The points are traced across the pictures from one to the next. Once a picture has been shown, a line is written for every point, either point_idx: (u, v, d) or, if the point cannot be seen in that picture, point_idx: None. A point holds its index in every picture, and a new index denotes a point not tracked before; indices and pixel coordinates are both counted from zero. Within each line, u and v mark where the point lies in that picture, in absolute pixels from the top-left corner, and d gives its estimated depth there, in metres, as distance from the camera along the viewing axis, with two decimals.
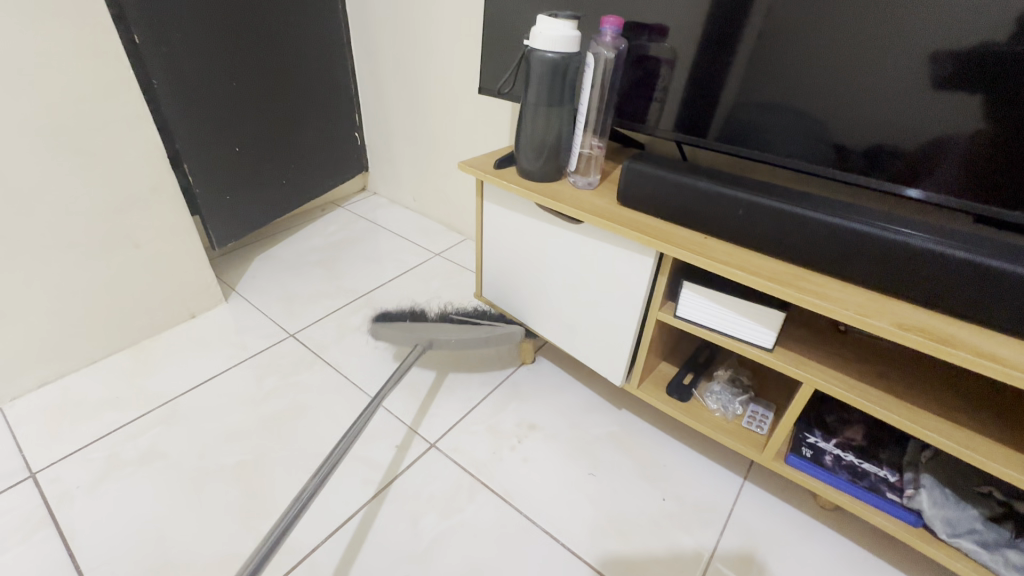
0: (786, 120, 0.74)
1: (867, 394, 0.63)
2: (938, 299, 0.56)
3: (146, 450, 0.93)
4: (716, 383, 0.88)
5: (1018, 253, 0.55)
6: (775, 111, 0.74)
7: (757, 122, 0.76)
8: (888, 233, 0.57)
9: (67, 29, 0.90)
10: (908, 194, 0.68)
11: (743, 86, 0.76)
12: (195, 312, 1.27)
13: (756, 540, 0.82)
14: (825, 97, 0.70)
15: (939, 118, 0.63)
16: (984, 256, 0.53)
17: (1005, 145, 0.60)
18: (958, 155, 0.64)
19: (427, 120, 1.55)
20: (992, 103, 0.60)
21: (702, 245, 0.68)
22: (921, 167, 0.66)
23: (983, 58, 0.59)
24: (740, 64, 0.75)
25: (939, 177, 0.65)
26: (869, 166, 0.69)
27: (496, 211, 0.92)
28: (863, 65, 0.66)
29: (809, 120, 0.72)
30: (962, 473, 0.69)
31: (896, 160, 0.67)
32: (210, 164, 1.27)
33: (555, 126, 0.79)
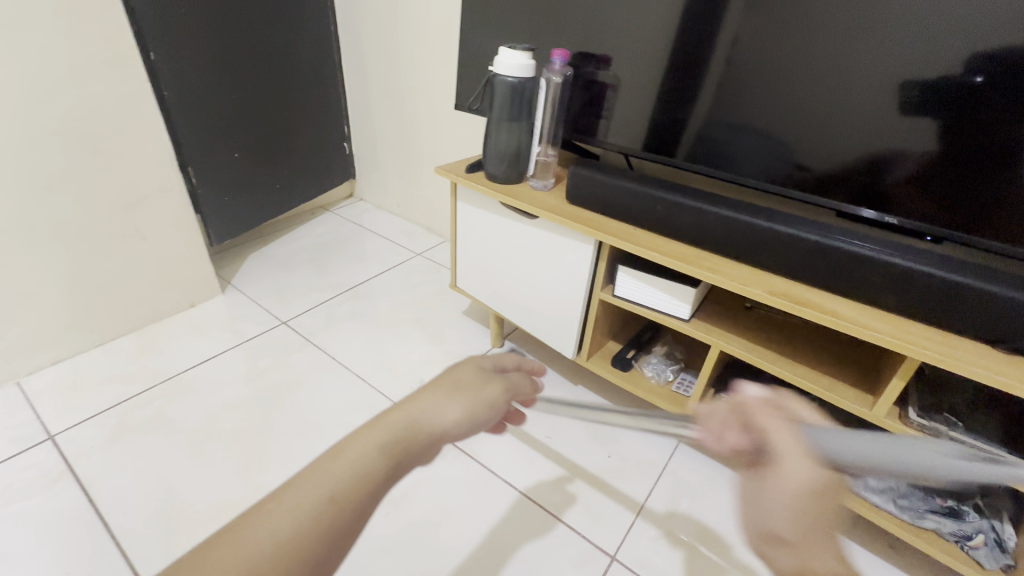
0: (763, 148, 0.88)
1: (758, 353, 0.79)
2: (801, 272, 0.72)
3: (154, 417, 1.04)
4: (653, 356, 1.03)
5: (886, 242, 0.70)
6: (752, 142, 0.88)
7: (734, 150, 0.91)
8: (768, 223, 0.74)
9: (95, 46, 1.03)
10: (865, 214, 0.81)
11: (718, 119, 0.90)
12: (194, 302, 1.38)
13: (685, 488, 0.97)
14: (792, 121, 0.84)
15: (894, 147, 0.77)
16: (851, 244, 0.69)
17: (939, 169, 0.75)
18: (903, 177, 0.78)
19: (411, 131, 1.70)
20: (936, 134, 0.74)
21: (630, 234, 0.84)
22: (875, 188, 0.80)
23: (933, 98, 0.73)
24: (707, 99, 0.90)
25: (888, 197, 0.80)
26: (833, 188, 0.84)
27: (468, 209, 1.07)
28: (828, 96, 0.80)
29: (784, 149, 0.86)
30: (841, 421, 0.85)
31: (853, 183, 0.82)
32: (210, 167, 1.40)
33: (516, 138, 0.95)
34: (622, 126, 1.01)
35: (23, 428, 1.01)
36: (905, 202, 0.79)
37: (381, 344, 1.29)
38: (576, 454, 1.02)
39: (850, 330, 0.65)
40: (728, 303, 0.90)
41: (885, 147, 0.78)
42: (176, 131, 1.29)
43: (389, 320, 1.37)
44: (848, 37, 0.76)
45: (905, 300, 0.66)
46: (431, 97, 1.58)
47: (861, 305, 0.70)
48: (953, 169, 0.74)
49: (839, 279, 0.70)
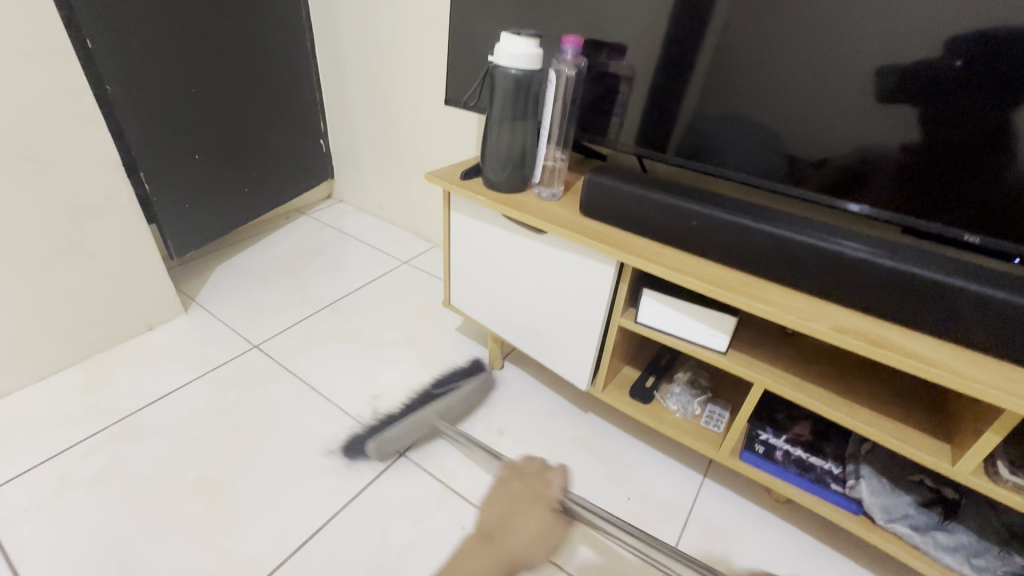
0: (744, 134, 0.77)
1: (812, 393, 0.68)
2: (867, 302, 0.61)
3: (103, 469, 0.90)
4: (676, 385, 0.92)
5: (967, 266, 0.59)
6: (732, 126, 0.78)
7: (713, 137, 0.80)
8: (825, 244, 0.62)
9: (17, 33, 0.87)
10: (852, 208, 0.72)
11: (700, 102, 0.79)
12: (152, 324, 1.23)
13: (715, 534, 0.86)
14: (784, 114, 0.74)
15: (878, 131, 0.68)
16: (932, 269, 0.58)
17: (935, 160, 0.66)
18: (893, 169, 0.69)
19: (394, 128, 1.55)
20: (926, 118, 0.65)
21: (659, 254, 0.72)
22: (863, 182, 0.71)
23: (925, 77, 0.64)
24: (694, 82, 0.79)
25: (878, 193, 0.71)
26: (818, 179, 0.74)
27: (463, 221, 0.94)
28: (819, 84, 0.70)
29: (766, 134, 0.76)
30: (897, 464, 0.75)
31: (841, 175, 0.72)
32: (168, 171, 1.24)
33: (520, 140, 0.82)
34: (634, 124, 0.87)
35: None
36: (953, 210, 0.67)
37: (367, 368, 1.15)
38: (591, 498, 0.90)
39: (938, 377, 0.54)
40: (766, 330, 0.79)
41: (882, 142, 0.69)
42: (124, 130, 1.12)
43: (375, 340, 1.23)
44: (830, 16, 0.67)
45: (998, 337, 0.55)
46: (418, 90, 1.43)
47: (942, 343, 0.58)
48: (952, 160, 0.65)
49: (914, 312, 0.59)
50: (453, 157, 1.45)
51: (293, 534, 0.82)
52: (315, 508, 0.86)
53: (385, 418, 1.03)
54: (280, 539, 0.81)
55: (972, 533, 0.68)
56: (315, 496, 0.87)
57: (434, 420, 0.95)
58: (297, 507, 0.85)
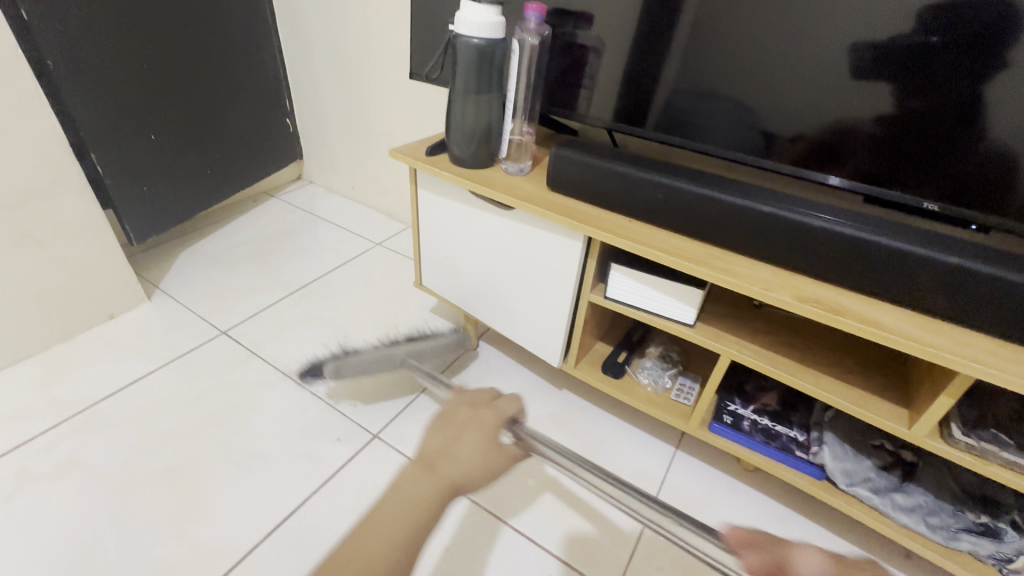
0: (721, 109, 0.76)
1: (778, 363, 0.69)
2: (829, 272, 0.62)
3: (64, 461, 0.87)
4: (647, 360, 0.92)
5: (927, 234, 0.60)
6: (710, 101, 0.77)
7: (691, 112, 0.79)
8: (789, 214, 0.62)
9: None
10: (830, 182, 0.72)
11: (678, 76, 0.77)
12: (114, 312, 1.19)
13: (686, 504, 0.88)
14: (755, 86, 0.73)
15: (852, 105, 0.68)
16: (893, 238, 0.58)
17: (909, 133, 0.66)
18: (867, 143, 0.69)
19: (363, 105, 1.50)
20: (900, 92, 0.65)
21: (627, 228, 0.71)
22: (839, 155, 0.71)
23: (899, 51, 0.63)
24: (671, 55, 0.77)
25: (855, 165, 0.70)
26: (795, 154, 0.73)
27: (431, 198, 0.92)
28: (786, 52, 0.69)
29: (743, 109, 0.75)
30: (859, 430, 0.77)
31: (817, 149, 0.72)
32: (122, 153, 1.18)
33: (486, 114, 0.80)
34: (603, 97, 0.85)
35: None
36: (921, 182, 0.67)
37: (340, 351, 1.13)
38: (564, 473, 0.91)
39: (895, 343, 0.55)
40: (734, 302, 0.80)
41: (856, 115, 0.68)
42: (71, 110, 1.06)
43: (347, 323, 1.21)
44: None
45: (955, 304, 0.56)
46: (385, 65, 1.38)
47: (901, 309, 0.59)
48: (926, 133, 0.65)
49: (877, 281, 0.59)
50: (424, 134, 1.41)
51: (264, 518, 0.81)
52: (286, 493, 0.85)
53: (358, 400, 1.02)
54: (251, 525, 0.80)
55: (928, 492, 0.70)
56: (287, 482, 0.86)
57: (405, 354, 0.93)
58: (268, 493, 0.84)
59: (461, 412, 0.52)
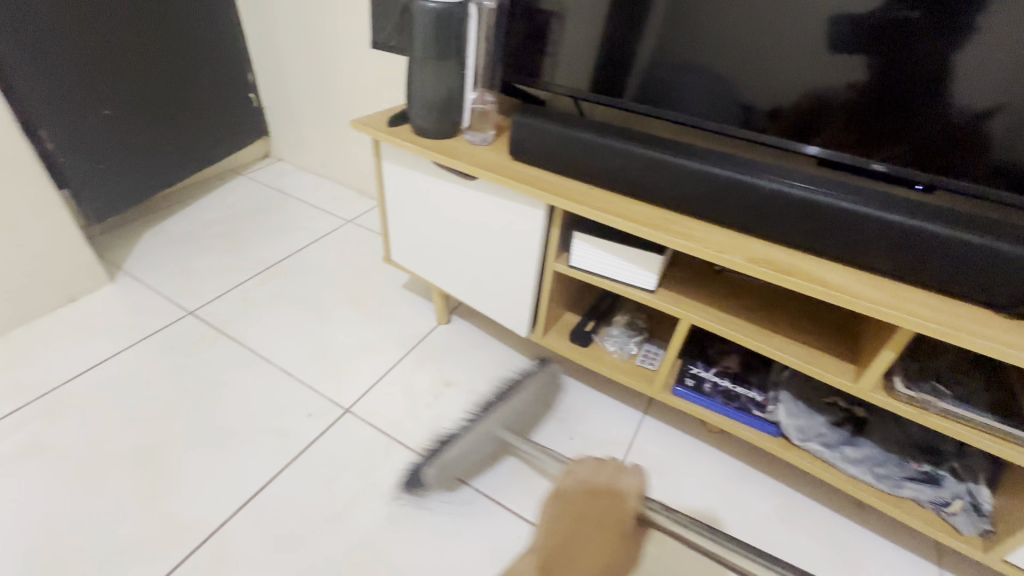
0: (700, 81, 0.76)
1: (734, 325, 0.71)
2: (782, 234, 0.63)
3: (29, 443, 0.86)
4: (614, 327, 0.94)
5: (874, 194, 0.61)
6: (689, 73, 0.76)
7: (671, 83, 0.78)
8: (745, 177, 0.63)
9: None
10: (807, 150, 0.72)
11: (658, 46, 0.76)
12: (76, 295, 1.16)
13: (652, 465, 0.91)
14: (733, 58, 0.72)
15: (830, 78, 0.68)
16: (840, 199, 0.59)
17: (886, 105, 0.66)
18: (843, 113, 0.69)
19: (329, 77, 1.46)
20: (878, 65, 0.64)
21: (587, 195, 0.72)
22: (815, 125, 0.71)
23: (881, 25, 0.62)
24: (651, 24, 0.75)
25: (832, 134, 0.70)
26: (772, 124, 0.74)
27: (395, 170, 0.91)
28: (750, 15, 0.69)
29: (720, 80, 0.74)
30: (814, 388, 0.80)
31: (795, 119, 0.72)
32: (75, 129, 1.14)
33: (446, 81, 0.78)
34: (566, 65, 0.85)
35: None
36: (893, 150, 0.68)
37: (310, 328, 1.13)
38: (534, 440, 0.93)
39: (840, 300, 0.57)
40: (695, 268, 0.81)
41: (833, 87, 0.68)
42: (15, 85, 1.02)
43: (319, 301, 1.21)
44: None
45: (901, 262, 0.58)
46: (349, 35, 1.34)
47: (849, 269, 0.61)
48: (904, 103, 0.65)
49: (826, 242, 0.61)
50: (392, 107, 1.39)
51: (236, 493, 0.82)
52: (259, 467, 0.85)
53: (329, 376, 1.02)
54: (223, 499, 0.81)
55: (877, 445, 0.74)
56: (259, 457, 0.87)
57: (498, 430, 0.84)
58: (240, 468, 0.85)
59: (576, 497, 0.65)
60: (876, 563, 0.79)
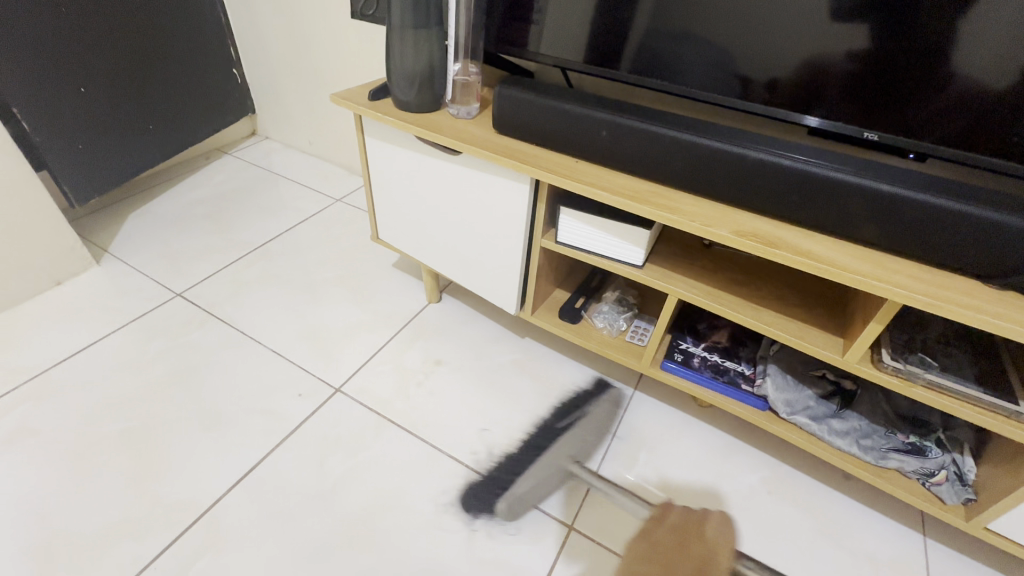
0: (696, 51, 0.73)
1: (721, 300, 0.70)
2: (767, 206, 0.62)
3: (19, 427, 0.86)
4: (604, 304, 0.93)
5: (864, 163, 0.60)
6: (685, 43, 0.73)
7: (667, 53, 0.75)
8: (732, 147, 0.61)
9: None
10: (807, 122, 0.70)
11: (653, 15, 0.73)
12: (61, 279, 1.15)
13: (642, 440, 0.91)
14: (729, 26, 0.69)
15: (831, 45, 0.65)
16: (830, 168, 0.58)
17: (889, 72, 0.63)
18: (843, 83, 0.66)
19: (312, 51, 1.42)
20: (878, 31, 0.62)
21: (573, 169, 0.70)
22: (814, 96, 0.68)
23: None
24: None
25: (832, 105, 0.68)
26: (770, 96, 0.71)
27: (378, 146, 0.88)
28: None
29: (716, 50, 0.72)
30: (802, 362, 0.79)
31: (794, 89, 0.69)
32: (50, 108, 1.11)
33: (426, 52, 0.76)
34: (552, 33, 0.82)
35: None
36: (893, 121, 0.66)
37: (300, 309, 1.12)
38: (524, 417, 0.93)
39: (824, 272, 0.56)
40: (684, 243, 0.80)
41: (833, 54, 0.65)
42: None
43: (308, 281, 1.19)
44: None
45: (890, 233, 0.57)
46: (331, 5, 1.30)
47: (838, 241, 0.60)
48: (907, 70, 0.62)
49: (815, 214, 0.59)
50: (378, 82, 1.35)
51: (228, 472, 0.82)
52: (251, 447, 0.85)
53: (319, 356, 1.02)
54: (215, 480, 0.81)
55: (863, 417, 0.74)
56: (250, 437, 0.87)
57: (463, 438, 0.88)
58: (232, 448, 0.85)
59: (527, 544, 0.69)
60: (861, 532, 0.81)
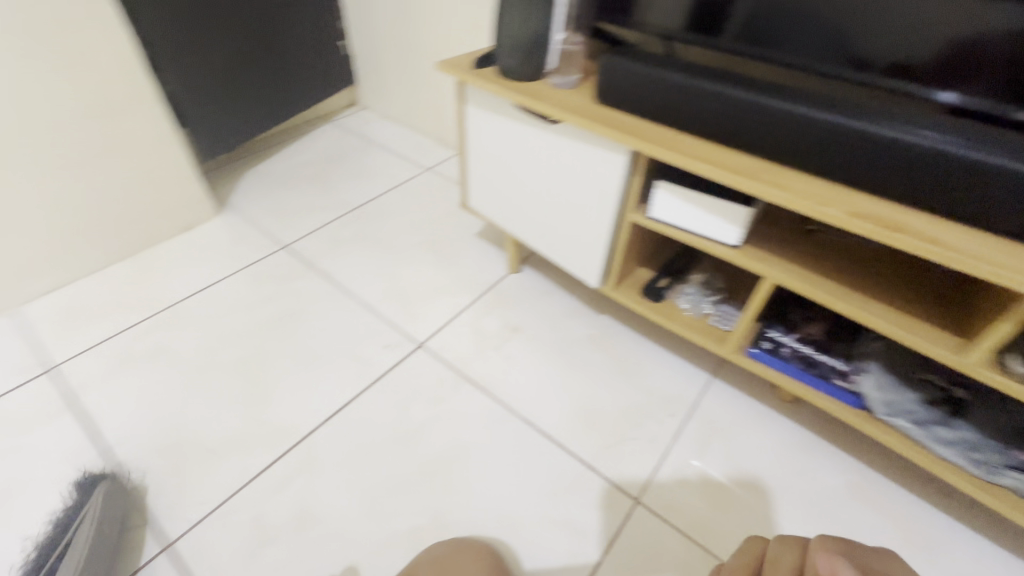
0: (808, 22, 0.69)
1: (824, 287, 0.67)
2: (883, 186, 0.58)
3: (155, 347, 0.99)
4: (689, 286, 0.91)
5: (1013, 144, 0.54)
6: (799, 13, 0.69)
7: (778, 25, 0.71)
8: (852, 122, 0.58)
9: None
10: (943, 97, 0.64)
11: None
12: (190, 225, 1.30)
13: (716, 427, 0.89)
14: None
15: (979, 13, 0.59)
16: (969, 149, 0.53)
17: None
18: (991, 55, 0.60)
19: (415, 24, 1.48)
20: None
21: (675, 142, 0.69)
22: (954, 70, 0.62)
23: None
24: None
25: (976, 79, 0.62)
26: (897, 69, 0.66)
27: (477, 113, 0.91)
28: None
29: (834, 20, 0.67)
30: (909, 364, 0.74)
31: (926, 62, 0.64)
32: (190, 72, 1.24)
33: (534, 20, 0.77)
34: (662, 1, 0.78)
35: (22, 360, 0.97)
36: None
37: (389, 268, 1.19)
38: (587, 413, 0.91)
39: (956, 262, 0.52)
40: (784, 227, 0.76)
41: (979, 23, 0.59)
42: (137, 22, 1.11)
43: (397, 243, 1.26)
44: None
45: None
46: None
47: (972, 231, 0.55)
48: None
49: (947, 198, 0.55)
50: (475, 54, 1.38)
51: (322, 407, 0.90)
52: (343, 387, 0.93)
53: (405, 313, 1.08)
54: (311, 412, 0.89)
55: (978, 430, 0.67)
56: (342, 378, 0.95)
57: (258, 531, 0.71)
58: (326, 386, 0.93)
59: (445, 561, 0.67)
60: (957, 551, 0.75)
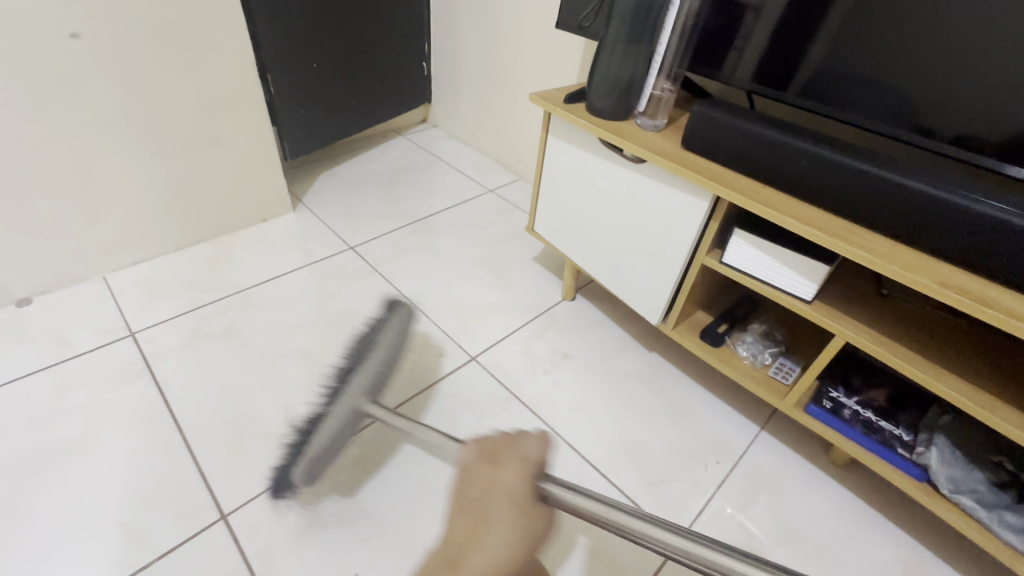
0: (875, 94, 0.74)
1: (897, 351, 0.67)
2: (949, 249, 0.61)
3: (226, 327, 1.05)
4: (749, 334, 0.91)
5: None
6: (867, 85, 0.74)
7: (847, 94, 0.76)
8: (920, 187, 0.61)
9: None
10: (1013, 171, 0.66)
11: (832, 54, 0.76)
12: (266, 217, 1.37)
13: (763, 481, 0.88)
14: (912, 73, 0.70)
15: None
16: None
17: None
18: None
19: (498, 54, 1.57)
20: None
21: (757, 192, 0.71)
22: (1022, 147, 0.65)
23: None
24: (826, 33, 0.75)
25: None
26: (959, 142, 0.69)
27: (559, 146, 0.96)
28: (937, 25, 0.67)
29: (897, 95, 0.72)
30: (977, 443, 0.71)
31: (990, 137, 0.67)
32: (292, 77, 1.35)
33: (632, 65, 0.82)
34: (753, 59, 0.83)
35: (106, 322, 1.04)
36: None
37: (447, 280, 1.23)
38: (633, 451, 0.91)
39: None
40: (855, 288, 0.77)
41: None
42: (256, 28, 1.20)
43: (456, 258, 1.31)
44: None
45: None
46: (530, 17, 1.42)
47: None
48: None
49: None
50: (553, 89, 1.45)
51: None
52: (396, 389, 0.96)
53: (459, 326, 1.11)
54: None
55: None
56: (396, 382, 0.98)
57: (365, 405, 0.80)
58: None
59: (485, 467, 0.53)
60: None
